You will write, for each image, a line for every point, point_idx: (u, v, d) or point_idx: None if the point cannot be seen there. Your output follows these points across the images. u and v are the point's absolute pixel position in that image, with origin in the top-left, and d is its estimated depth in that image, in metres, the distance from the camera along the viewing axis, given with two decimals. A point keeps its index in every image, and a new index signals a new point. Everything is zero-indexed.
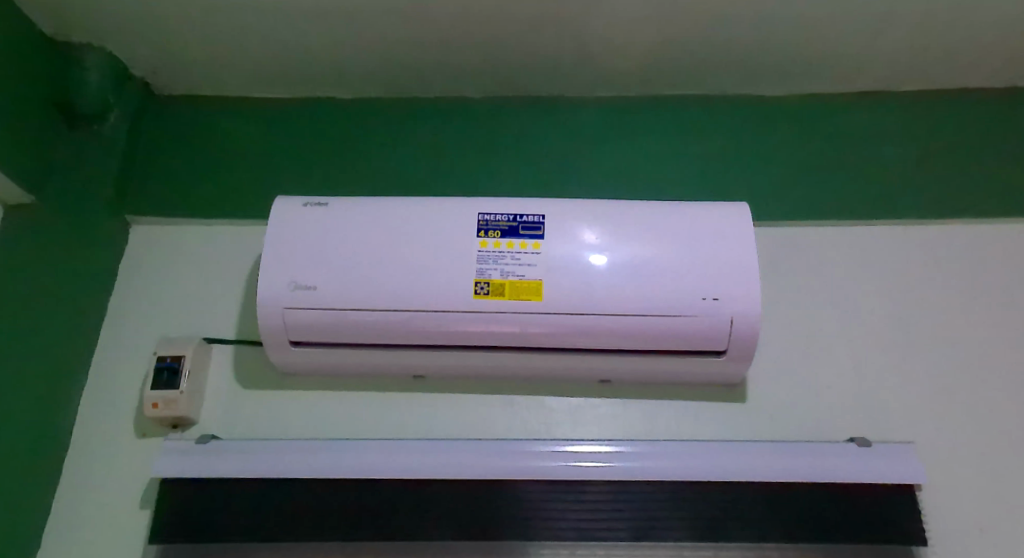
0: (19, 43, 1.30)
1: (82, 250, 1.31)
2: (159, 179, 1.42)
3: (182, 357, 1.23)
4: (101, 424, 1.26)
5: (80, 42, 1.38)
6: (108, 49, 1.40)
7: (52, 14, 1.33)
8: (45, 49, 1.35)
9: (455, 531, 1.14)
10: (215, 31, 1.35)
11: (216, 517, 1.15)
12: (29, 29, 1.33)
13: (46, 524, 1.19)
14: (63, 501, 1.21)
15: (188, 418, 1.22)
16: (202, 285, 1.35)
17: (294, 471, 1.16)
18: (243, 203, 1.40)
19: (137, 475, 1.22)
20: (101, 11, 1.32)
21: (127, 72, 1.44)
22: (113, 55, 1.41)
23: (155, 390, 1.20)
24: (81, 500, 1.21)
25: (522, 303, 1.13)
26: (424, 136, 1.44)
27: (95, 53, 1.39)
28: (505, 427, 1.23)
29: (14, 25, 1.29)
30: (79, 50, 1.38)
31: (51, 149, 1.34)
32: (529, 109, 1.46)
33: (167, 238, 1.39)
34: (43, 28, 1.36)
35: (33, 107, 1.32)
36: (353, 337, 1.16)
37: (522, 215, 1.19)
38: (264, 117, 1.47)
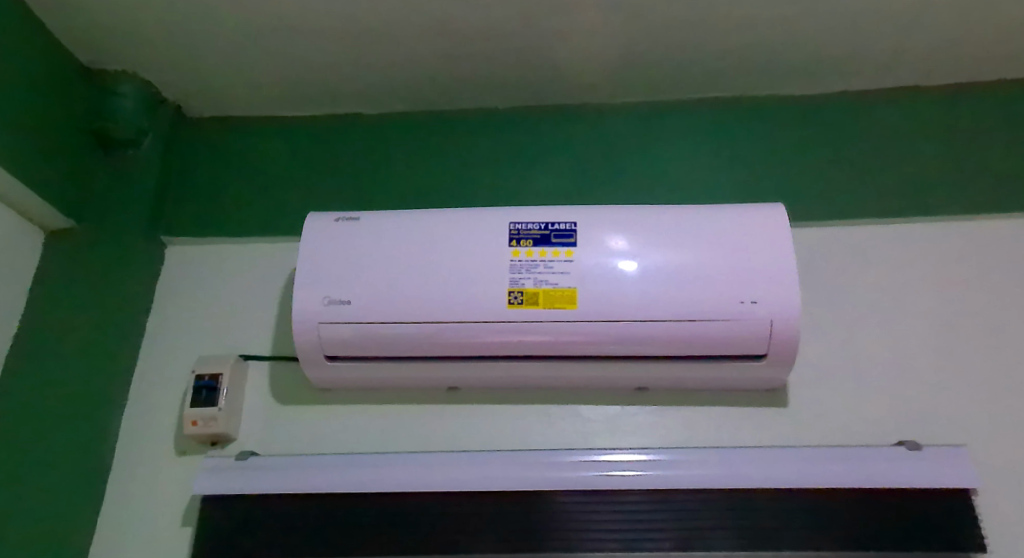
0: (55, 73, 1.34)
1: (119, 272, 1.33)
2: (193, 199, 1.44)
3: (220, 376, 1.24)
4: (142, 443, 1.27)
5: (116, 70, 1.43)
6: (141, 75, 1.43)
7: (86, 43, 1.36)
8: (81, 78, 1.40)
9: (495, 544, 1.13)
10: (240, 54, 1.37)
11: (256, 533, 1.15)
12: (67, 59, 1.37)
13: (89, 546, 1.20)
14: (107, 520, 1.22)
15: (227, 435, 1.23)
16: (236, 304, 1.37)
17: (331, 486, 1.16)
18: (275, 220, 1.41)
19: (178, 492, 1.23)
20: (133, 39, 1.35)
21: (159, 96, 1.47)
22: (146, 81, 1.44)
23: (195, 408, 1.21)
24: (124, 519, 1.22)
25: (556, 312, 1.12)
26: (452, 147, 1.45)
27: (128, 79, 1.43)
28: (541, 438, 1.22)
29: (55, 56, 1.34)
30: (114, 78, 1.42)
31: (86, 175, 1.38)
32: (555, 117, 1.46)
33: (204, 257, 1.41)
34: (81, 59, 1.40)
35: (70, 134, 1.36)
36: (387, 351, 1.16)
37: (554, 224, 1.18)
38: (293, 134, 1.49)
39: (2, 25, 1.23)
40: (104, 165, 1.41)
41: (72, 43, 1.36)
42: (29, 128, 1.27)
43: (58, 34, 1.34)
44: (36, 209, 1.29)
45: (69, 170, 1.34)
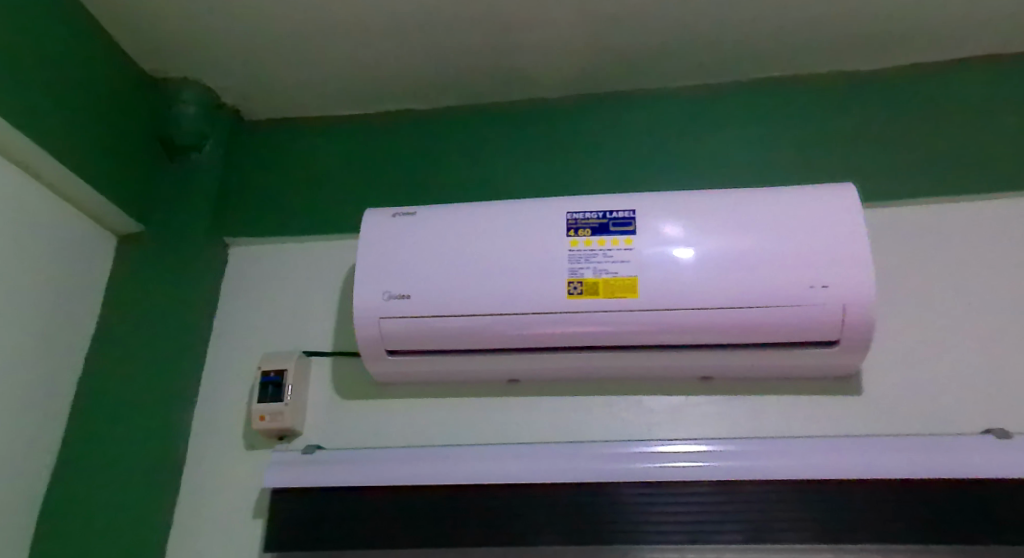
0: (121, 84, 1.38)
1: (186, 272, 1.37)
2: (253, 199, 1.47)
3: (284, 372, 1.26)
4: (212, 438, 1.30)
5: (177, 78, 1.47)
6: (201, 81, 1.47)
7: (149, 52, 1.40)
8: (145, 87, 1.45)
9: (560, 537, 1.12)
10: (295, 55, 1.39)
11: (326, 524, 1.17)
12: (132, 69, 1.41)
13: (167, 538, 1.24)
14: (183, 512, 1.25)
15: (293, 429, 1.25)
16: (297, 301, 1.39)
17: (397, 478, 1.16)
18: (334, 217, 1.43)
19: (248, 485, 1.26)
20: (193, 46, 1.38)
21: (218, 101, 1.51)
22: (206, 87, 1.48)
23: (262, 403, 1.24)
24: (199, 511, 1.25)
25: (617, 301, 1.10)
26: (506, 139, 1.44)
27: (189, 85, 1.46)
28: (604, 429, 1.20)
29: (121, 68, 1.39)
30: (177, 86, 1.46)
31: (151, 181, 1.43)
32: (609, 105, 1.44)
33: (265, 255, 1.44)
34: (145, 68, 1.44)
35: (136, 142, 1.41)
36: (446, 344, 1.16)
37: (612, 212, 1.16)
38: (348, 133, 1.51)
39: (72, 41, 1.27)
40: (168, 170, 1.46)
41: (136, 53, 1.41)
42: (99, 137, 1.31)
43: (123, 45, 1.38)
44: (108, 214, 1.34)
45: (136, 176, 1.39)
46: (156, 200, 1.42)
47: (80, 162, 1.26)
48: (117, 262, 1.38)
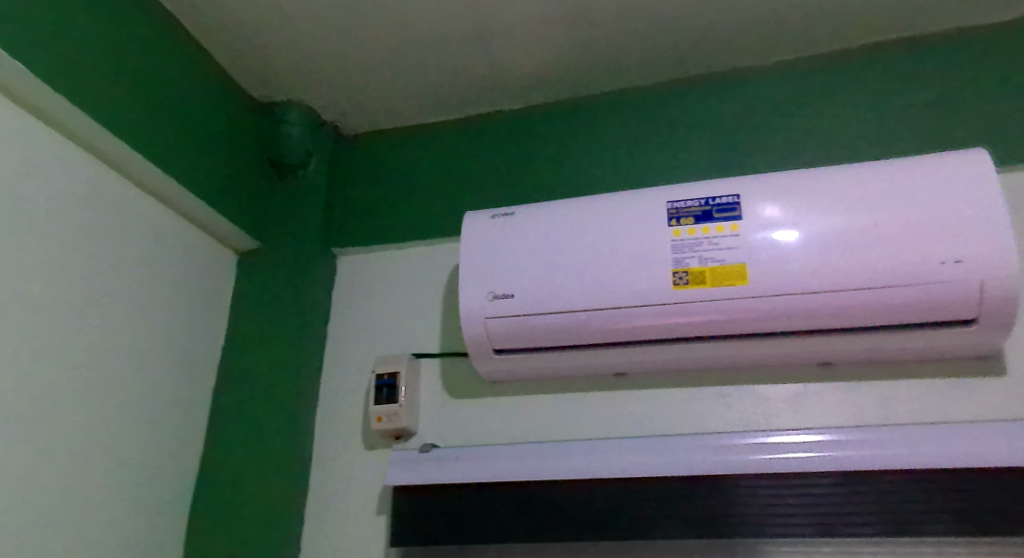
0: (233, 111, 1.47)
1: (301, 282, 1.44)
2: (359, 210, 1.53)
3: (397, 374, 1.30)
4: (334, 439, 1.36)
5: (282, 100, 1.54)
6: (304, 102, 1.54)
7: (256, 79, 1.48)
8: (254, 112, 1.53)
9: (682, 530, 1.11)
10: (390, 67, 1.44)
11: (449, 520, 1.20)
12: (241, 96, 1.50)
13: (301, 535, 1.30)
14: (314, 511, 1.32)
15: (408, 429, 1.29)
16: (405, 305, 1.43)
17: (513, 474, 1.18)
18: (436, 222, 1.46)
19: (370, 484, 1.31)
20: (295, 69, 1.45)
21: (320, 119, 1.58)
22: (308, 107, 1.55)
23: (378, 405, 1.29)
24: (328, 509, 1.31)
25: (726, 290, 1.08)
26: (600, 133, 1.44)
27: (294, 107, 1.53)
28: (719, 420, 1.18)
29: (233, 95, 1.47)
30: (282, 108, 1.54)
31: (264, 199, 1.51)
32: (702, 89, 1.41)
33: (374, 264, 1.50)
34: (252, 94, 1.53)
35: (249, 164, 1.49)
36: (554, 341, 1.17)
37: (715, 198, 1.14)
38: (444, 139, 1.54)
39: (192, 73, 1.36)
40: (280, 188, 1.54)
41: (245, 81, 1.49)
42: (219, 161, 1.40)
43: (233, 74, 1.47)
44: (229, 233, 1.43)
45: (251, 196, 1.47)
46: (270, 217, 1.50)
47: (204, 187, 1.34)
48: (239, 277, 1.47)
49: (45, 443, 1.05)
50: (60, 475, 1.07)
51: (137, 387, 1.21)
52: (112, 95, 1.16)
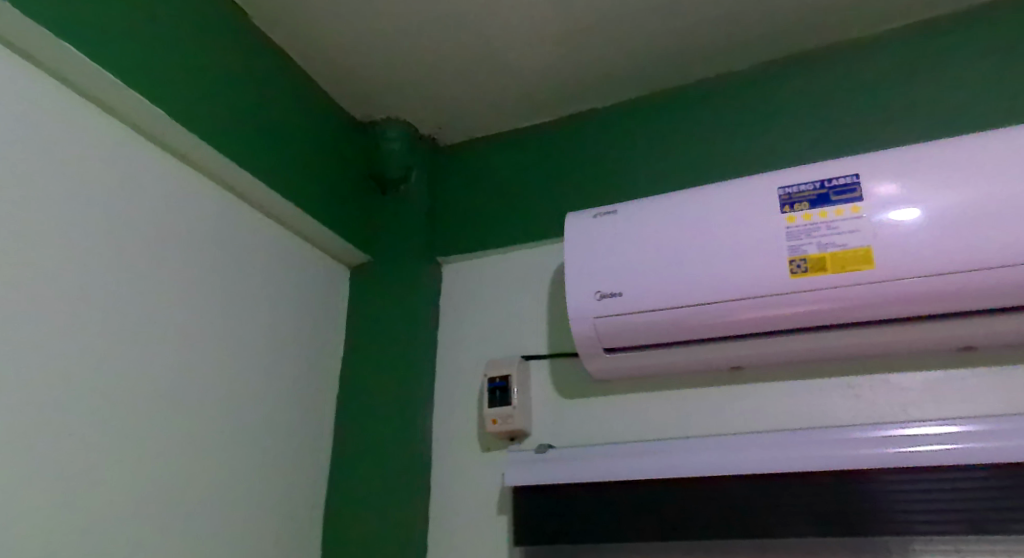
0: (338, 132, 1.53)
1: (410, 291, 1.48)
2: (461, 218, 1.56)
3: (510, 376, 1.32)
4: (451, 442, 1.39)
5: (382, 119, 1.59)
6: (403, 118, 1.59)
7: (357, 100, 1.54)
8: (357, 132, 1.59)
9: (816, 527, 1.07)
10: (486, 75, 1.46)
11: (570, 519, 1.20)
12: (345, 118, 1.56)
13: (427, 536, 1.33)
14: (437, 512, 1.35)
15: (523, 430, 1.30)
16: (511, 308, 1.45)
17: (631, 472, 1.16)
18: (538, 224, 1.47)
19: (489, 484, 1.32)
20: (394, 85, 1.50)
21: (418, 134, 1.62)
22: (407, 122, 1.60)
23: (492, 408, 1.30)
24: (450, 509, 1.34)
25: (850, 275, 1.04)
26: (699, 122, 1.41)
27: (394, 124, 1.59)
28: (845, 412, 1.13)
29: (337, 118, 1.53)
30: (382, 126, 1.59)
31: (371, 215, 1.56)
32: (804, 68, 1.37)
33: (478, 269, 1.52)
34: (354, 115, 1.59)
35: (356, 182, 1.55)
36: (666, 336, 1.16)
37: (831, 180, 1.09)
38: (540, 142, 1.55)
39: (299, 99, 1.42)
40: (385, 203, 1.59)
41: (346, 103, 1.55)
42: (329, 180, 1.46)
43: (336, 97, 1.53)
44: (340, 249, 1.49)
45: (359, 212, 1.53)
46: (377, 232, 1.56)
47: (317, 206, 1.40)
48: (353, 291, 1.53)
49: (201, 456, 1.11)
50: (215, 481, 1.13)
51: (271, 400, 1.27)
52: (236, 126, 1.23)
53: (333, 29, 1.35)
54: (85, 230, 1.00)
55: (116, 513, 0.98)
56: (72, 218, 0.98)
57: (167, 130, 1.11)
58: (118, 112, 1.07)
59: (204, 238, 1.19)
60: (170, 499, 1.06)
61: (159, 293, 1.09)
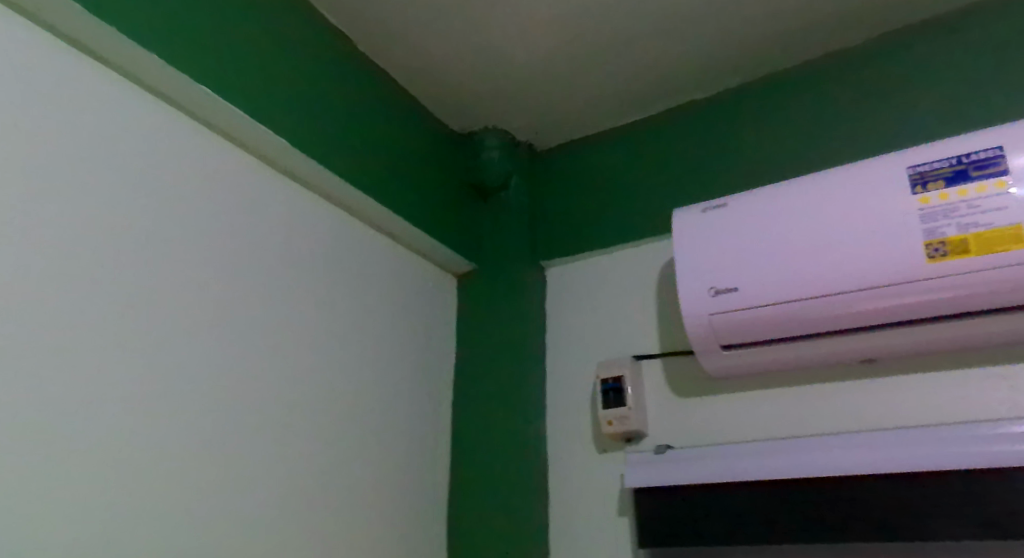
0: (440, 144, 1.55)
1: (516, 296, 1.49)
2: (562, 221, 1.56)
3: (622, 377, 1.30)
4: (566, 445, 1.38)
5: (480, 129, 1.61)
6: (500, 126, 1.60)
7: (455, 112, 1.56)
8: (457, 143, 1.61)
9: (973, 529, 1.00)
10: (584, 75, 1.45)
11: (697, 521, 1.16)
12: (445, 130, 1.58)
13: (548, 537, 1.33)
14: (558, 513, 1.34)
15: (639, 430, 1.27)
16: (619, 307, 1.43)
17: (758, 473, 1.12)
18: (644, 222, 1.45)
19: (608, 485, 1.30)
20: (490, 92, 1.50)
21: (515, 141, 1.64)
22: (505, 131, 1.61)
23: (607, 409, 1.28)
24: (571, 510, 1.33)
25: (998, 256, 0.97)
26: (810, 106, 1.35)
27: (492, 133, 1.60)
28: (993, 404, 1.06)
29: (438, 131, 1.56)
30: (481, 136, 1.61)
31: (475, 223, 1.58)
32: (923, 39, 1.29)
33: (583, 271, 1.51)
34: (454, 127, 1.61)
35: (460, 192, 1.57)
36: (779, 330, 1.11)
37: (969, 155, 1.02)
38: (641, 139, 1.53)
39: (401, 115, 1.45)
40: (486, 211, 1.61)
41: (446, 115, 1.57)
42: (434, 191, 1.49)
43: (436, 111, 1.55)
44: (448, 259, 1.51)
45: (463, 221, 1.54)
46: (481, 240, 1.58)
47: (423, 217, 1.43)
48: (460, 299, 1.55)
49: (333, 462, 1.14)
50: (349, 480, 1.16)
51: (391, 407, 1.30)
52: (347, 145, 1.27)
53: (430, 41, 1.37)
54: (220, 250, 1.04)
55: (263, 510, 1.02)
56: (204, 236, 1.03)
57: (286, 155, 1.16)
58: (241, 141, 1.12)
59: (323, 253, 1.23)
60: (309, 504, 1.09)
61: (287, 306, 1.13)
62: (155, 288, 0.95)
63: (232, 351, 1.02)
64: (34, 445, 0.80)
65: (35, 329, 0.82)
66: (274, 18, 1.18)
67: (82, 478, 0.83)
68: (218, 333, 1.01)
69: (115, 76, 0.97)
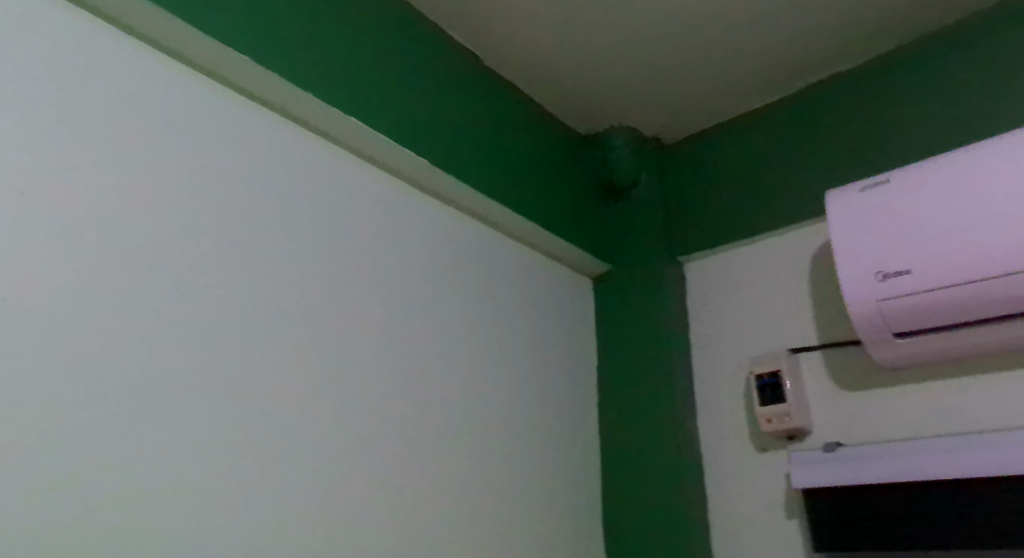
0: (565, 148, 1.53)
1: (655, 294, 1.44)
2: (699, 214, 1.49)
3: (780, 372, 1.21)
4: (720, 445, 1.31)
5: (605, 129, 1.57)
6: (626, 124, 1.56)
7: (580, 113, 1.53)
8: (582, 146, 1.58)
9: None
10: (716, 60, 1.38)
11: (881, 525, 1.06)
12: (568, 134, 1.56)
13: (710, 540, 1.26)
14: (718, 515, 1.27)
15: (803, 428, 1.19)
16: (769, 297, 1.34)
17: (949, 472, 1.01)
18: (790, 208, 1.36)
19: (771, 486, 1.22)
20: (616, 89, 1.46)
21: (642, 137, 1.58)
22: (631, 128, 1.56)
23: (765, 407, 1.21)
24: (732, 512, 1.26)
25: None
26: (976, 66, 1.23)
27: (618, 131, 1.56)
28: None
29: (562, 137, 1.54)
30: (606, 136, 1.57)
31: (606, 224, 1.55)
32: None
33: (726, 264, 1.43)
34: (578, 130, 1.58)
35: (589, 194, 1.54)
36: (955, 316, 1.01)
37: None
38: (780, 121, 1.44)
39: (524, 121, 1.44)
40: (617, 211, 1.57)
41: (570, 118, 1.55)
42: (562, 195, 1.46)
43: (558, 115, 1.53)
44: (583, 261, 1.48)
45: (594, 223, 1.52)
46: (615, 240, 1.54)
47: (553, 220, 1.41)
48: (597, 303, 1.52)
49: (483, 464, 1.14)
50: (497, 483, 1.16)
51: (536, 411, 1.28)
52: (471, 155, 1.26)
53: (553, 41, 1.34)
54: (361, 264, 1.06)
55: (421, 510, 1.03)
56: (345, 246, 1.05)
57: (417, 168, 1.17)
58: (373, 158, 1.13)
59: (458, 261, 1.23)
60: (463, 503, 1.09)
61: (429, 314, 1.14)
62: (308, 305, 0.97)
63: (380, 362, 1.04)
64: (213, 460, 0.82)
65: (203, 355, 0.84)
66: (394, 34, 1.19)
67: (255, 485, 0.85)
68: (366, 344, 1.03)
69: (257, 106, 1.00)
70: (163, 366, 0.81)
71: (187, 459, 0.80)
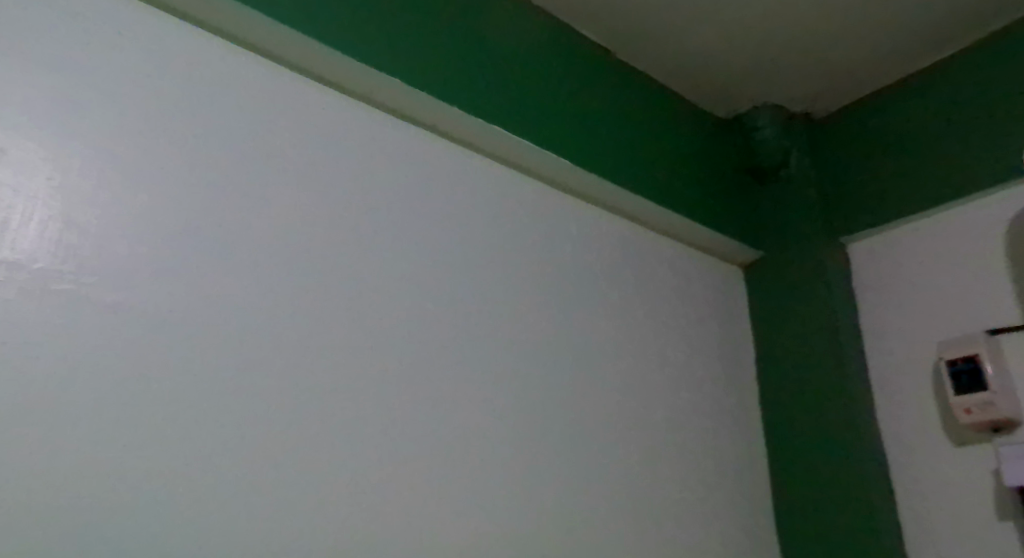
0: (703, 133, 1.42)
1: (816, 279, 1.30)
2: (861, 189, 1.34)
3: (978, 356, 1.06)
4: (907, 439, 1.17)
5: (747, 109, 1.44)
6: (770, 102, 1.43)
7: (717, 95, 1.41)
8: (721, 130, 1.47)
9: None
10: (875, 20, 1.23)
11: None
12: (706, 118, 1.44)
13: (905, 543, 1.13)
14: (910, 517, 1.14)
15: (1012, 418, 1.03)
16: (956, 273, 1.18)
17: None
18: (975, 175, 1.18)
19: (976, 484, 1.08)
20: (760, 65, 1.33)
21: (788, 114, 1.45)
22: (775, 105, 1.43)
23: (962, 396, 1.06)
24: (927, 514, 1.12)
25: None
26: None
27: (763, 111, 1.42)
28: None
29: (699, 122, 1.43)
30: (750, 117, 1.43)
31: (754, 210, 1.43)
32: None
33: (899, 241, 1.27)
34: (715, 113, 1.46)
35: (732, 179, 1.43)
36: None
37: None
38: (953, 79, 1.26)
39: (658, 108, 1.35)
40: (766, 195, 1.44)
41: (708, 101, 1.43)
42: (702, 182, 1.36)
43: (694, 99, 1.42)
44: (732, 249, 1.37)
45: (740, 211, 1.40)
46: (765, 226, 1.42)
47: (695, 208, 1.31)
48: (748, 295, 1.41)
49: (642, 460, 1.08)
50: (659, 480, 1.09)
51: (693, 408, 1.20)
52: (601, 144, 1.19)
53: (686, 21, 1.24)
54: (499, 262, 1.02)
55: (583, 506, 0.98)
56: (482, 241, 1.01)
57: (546, 162, 1.11)
58: (499, 156, 1.08)
59: (598, 255, 1.17)
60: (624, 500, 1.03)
61: (573, 309, 1.09)
62: (451, 299, 0.94)
63: (527, 358, 1.00)
64: (370, 457, 0.80)
65: (350, 367, 0.82)
66: (511, 26, 1.14)
67: (415, 481, 0.83)
68: (511, 343, 0.99)
69: (380, 113, 0.97)
70: (306, 376, 0.78)
71: (343, 459, 0.78)
